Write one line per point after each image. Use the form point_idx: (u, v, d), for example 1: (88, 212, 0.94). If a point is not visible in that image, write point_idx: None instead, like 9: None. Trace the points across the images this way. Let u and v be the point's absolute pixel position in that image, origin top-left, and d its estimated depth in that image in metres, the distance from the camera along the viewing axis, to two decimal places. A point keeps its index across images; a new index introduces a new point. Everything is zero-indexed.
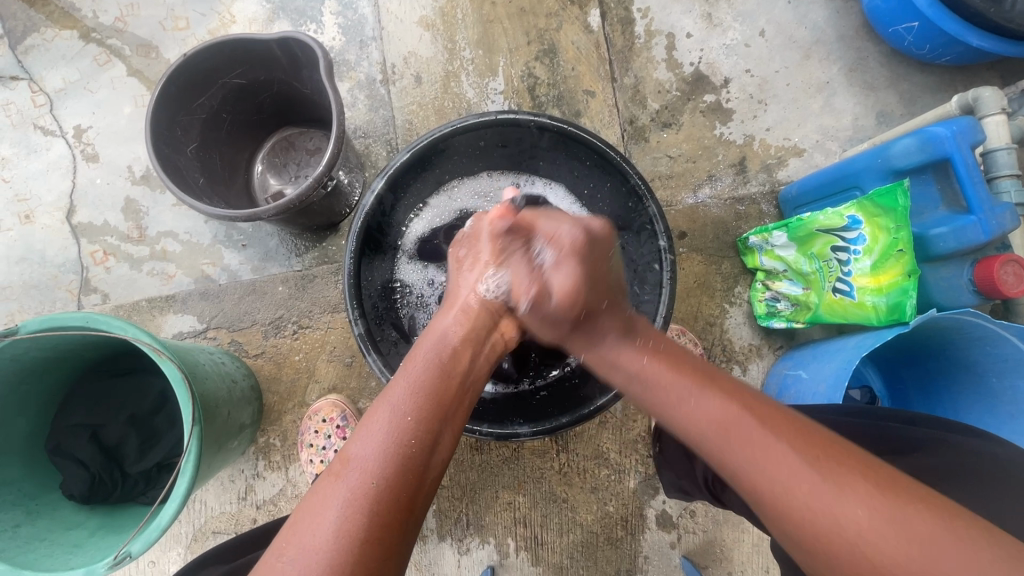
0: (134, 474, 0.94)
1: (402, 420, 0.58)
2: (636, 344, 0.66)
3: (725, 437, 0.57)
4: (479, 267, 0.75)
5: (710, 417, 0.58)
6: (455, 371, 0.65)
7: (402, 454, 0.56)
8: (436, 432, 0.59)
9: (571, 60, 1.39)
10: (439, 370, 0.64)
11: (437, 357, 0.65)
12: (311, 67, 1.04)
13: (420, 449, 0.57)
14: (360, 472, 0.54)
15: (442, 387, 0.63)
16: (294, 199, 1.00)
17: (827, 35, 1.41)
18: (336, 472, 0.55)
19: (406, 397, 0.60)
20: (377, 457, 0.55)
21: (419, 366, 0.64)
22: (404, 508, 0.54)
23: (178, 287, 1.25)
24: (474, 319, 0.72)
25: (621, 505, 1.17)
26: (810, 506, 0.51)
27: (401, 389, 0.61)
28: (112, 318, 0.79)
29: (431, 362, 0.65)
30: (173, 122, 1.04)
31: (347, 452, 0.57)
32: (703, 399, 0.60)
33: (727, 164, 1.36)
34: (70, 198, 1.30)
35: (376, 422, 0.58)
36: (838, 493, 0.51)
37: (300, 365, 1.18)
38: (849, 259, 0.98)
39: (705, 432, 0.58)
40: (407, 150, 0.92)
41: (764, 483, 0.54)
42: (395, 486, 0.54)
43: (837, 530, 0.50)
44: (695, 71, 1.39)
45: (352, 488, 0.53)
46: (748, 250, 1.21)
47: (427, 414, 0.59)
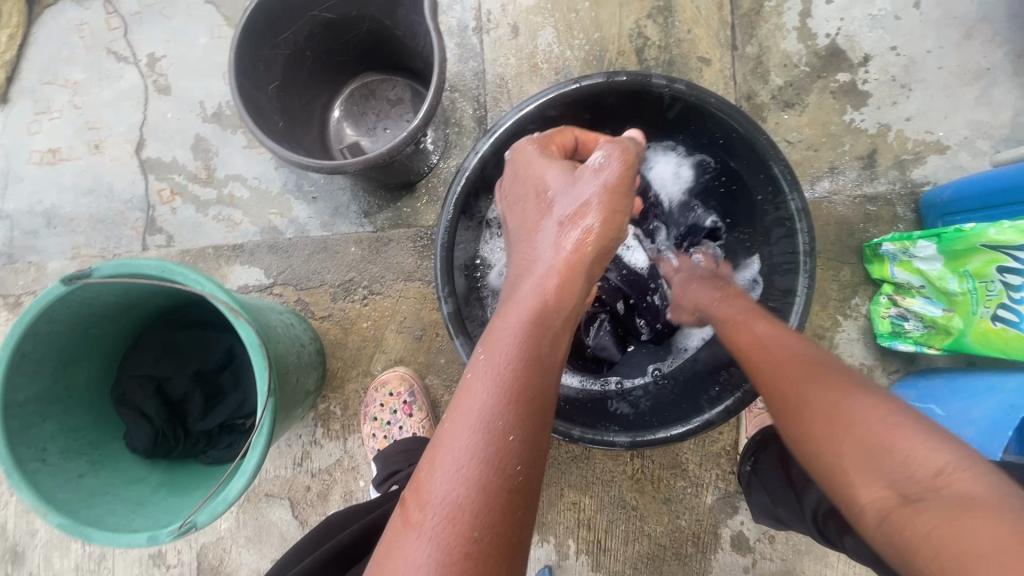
0: (197, 432, 0.89)
1: (500, 443, 0.48)
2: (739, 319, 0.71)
3: (777, 361, 0.63)
4: (592, 205, 0.59)
5: (780, 347, 0.64)
6: (545, 364, 0.53)
7: (504, 484, 0.47)
8: (538, 446, 0.50)
9: (688, 21, 1.22)
10: (531, 365, 0.52)
11: (530, 348, 0.52)
12: (411, 4, 0.93)
13: (524, 474, 0.48)
14: (455, 514, 0.46)
15: (536, 392, 0.51)
16: (382, 154, 0.90)
17: (996, 13, 1.20)
18: (418, 512, 0.47)
19: (499, 411, 0.49)
20: (469, 497, 0.46)
21: (503, 362, 0.52)
22: (508, 548, 0.46)
23: (244, 236, 1.18)
24: (567, 288, 0.56)
25: (694, 520, 1.08)
26: (830, 402, 0.55)
27: (486, 398, 0.50)
28: (190, 270, 0.71)
29: (521, 357, 0.52)
30: (257, 57, 0.94)
31: (429, 484, 0.48)
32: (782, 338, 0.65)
33: (855, 156, 1.19)
34: (140, 131, 1.23)
35: (460, 445, 0.48)
36: (857, 394, 0.55)
37: (366, 333, 1.10)
38: (1022, 284, 0.84)
39: (777, 356, 0.63)
40: (517, 109, 0.80)
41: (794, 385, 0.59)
42: (494, 530, 0.46)
43: (857, 422, 0.52)
44: (830, 44, 1.21)
45: (441, 538, 0.45)
46: (876, 258, 1.06)
47: (526, 430, 0.49)
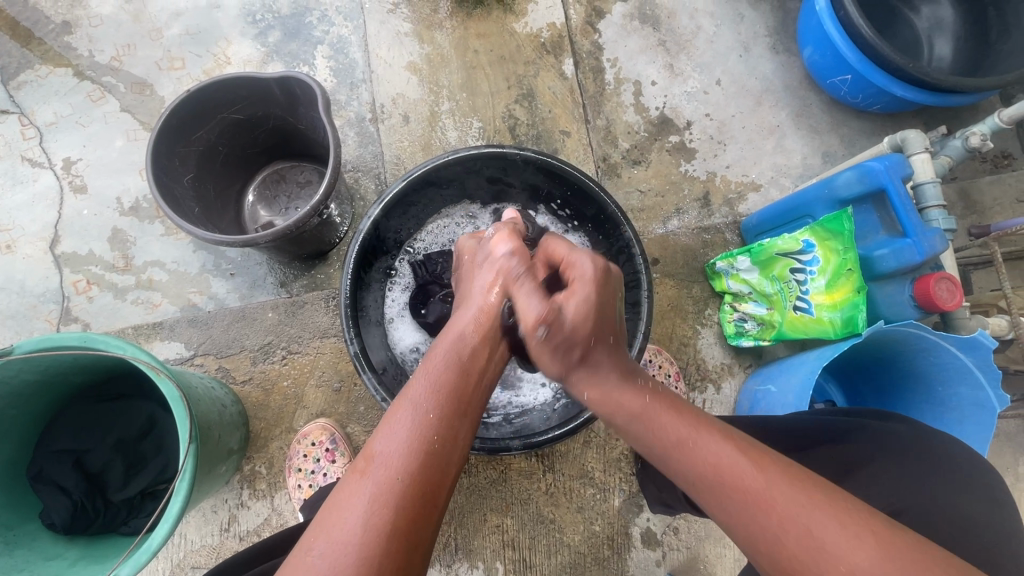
0: (117, 502, 0.91)
1: (423, 417, 0.59)
2: (615, 402, 0.65)
3: (723, 468, 0.57)
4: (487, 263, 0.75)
5: (720, 458, 0.58)
6: (474, 371, 0.65)
7: (426, 450, 0.58)
8: (458, 427, 0.61)
9: (548, 103, 1.50)
10: (459, 368, 0.65)
11: (458, 358, 0.65)
12: (309, 103, 1.11)
13: (442, 444, 0.59)
14: (384, 468, 0.56)
15: (460, 386, 0.63)
16: (290, 225, 1.04)
17: (774, 85, 1.58)
18: (360, 468, 0.57)
19: (427, 397, 0.61)
20: (401, 454, 0.57)
21: (439, 364, 0.64)
22: (424, 496, 0.56)
23: (163, 316, 1.25)
24: (492, 319, 0.69)
25: (607, 524, 1.20)
26: (801, 533, 0.52)
27: (422, 388, 0.62)
28: (110, 337, 0.80)
29: (450, 362, 0.65)
30: (171, 154, 1.07)
31: (371, 448, 0.58)
32: (729, 451, 0.58)
33: (693, 198, 1.47)
34: (55, 228, 1.30)
35: (399, 420, 0.59)
36: (813, 513, 0.52)
37: (287, 392, 1.18)
38: (806, 280, 1.08)
39: (680, 453, 0.59)
40: (402, 179, 0.98)
41: (743, 503, 0.55)
42: (420, 480, 0.56)
43: (822, 556, 0.50)
44: (660, 114, 1.53)
45: (377, 485, 0.55)
46: (716, 275, 1.32)
47: (447, 412, 0.60)
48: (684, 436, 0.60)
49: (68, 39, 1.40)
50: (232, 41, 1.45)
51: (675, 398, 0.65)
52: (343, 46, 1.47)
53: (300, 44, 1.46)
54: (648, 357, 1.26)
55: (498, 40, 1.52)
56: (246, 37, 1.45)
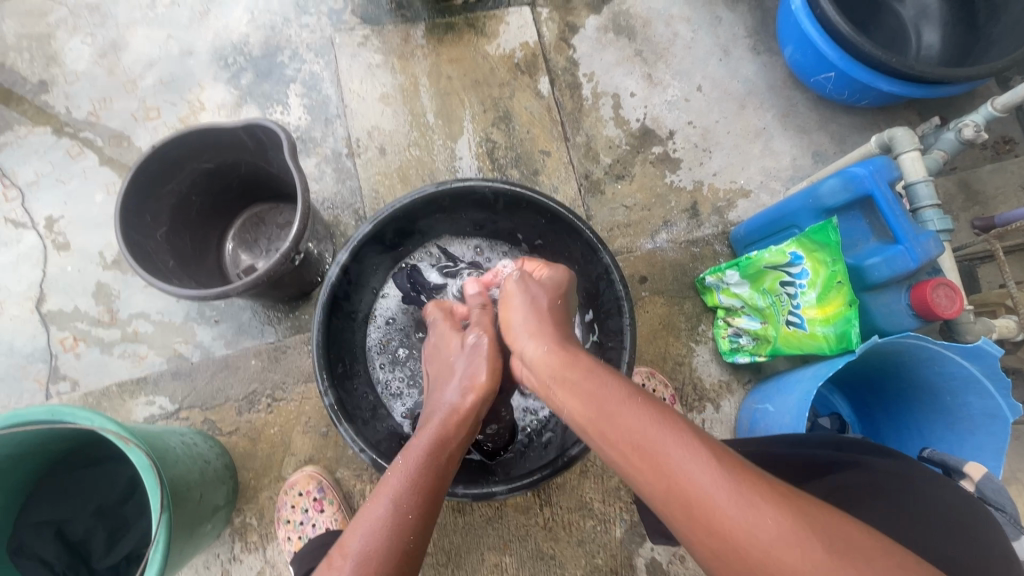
0: (101, 569, 0.90)
1: (402, 517, 0.62)
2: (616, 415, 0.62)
3: (675, 485, 0.55)
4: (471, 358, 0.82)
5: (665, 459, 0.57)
6: (447, 470, 0.69)
7: (400, 548, 0.60)
8: (430, 527, 0.63)
9: (525, 124, 1.48)
10: (438, 471, 0.67)
11: (435, 450, 0.69)
12: (276, 148, 1.10)
13: (416, 541, 0.61)
14: (359, 565, 0.57)
15: (436, 484, 0.66)
16: (264, 274, 1.02)
17: (758, 87, 1.54)
18: (335, 563, 0.58)
19: (403, 490, 0.64)
20: (378, 552, 0.59)
21: (413, 460, 0.67)
22: None
23: (149, 368, 1.24)
24: (466, 417, 0.75)
25: (609, 556, 1.15)
26: (735, 523, 0.52)
27: (399, 481, 0.65)
28: (79, 409, 0.79)
29: (425, 454, 0.68)
30: (142, 210, 1.07)
31: (346, 544, 0.60)
32: (692, 456, 0.56)
33: (680, 210, 1.43)
34: (41, 287, 1.30)
35: (372, 516, 0.62)
36: (760, 511, 0.52)
37: (275, 439, 1.17)
38: (796, 293, 1.04)
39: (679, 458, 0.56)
40: (369, 221, 0.96)
41: (686, 498, 0.55)
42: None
43: (751, 542, 0.51)
44: (641, 126, 1.50)
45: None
46: (707, 290, 1.28)
47: (424, 509, 0.63)
48: (629, 439, 0.60)
49: (45, 98, 1.41)
50: (206, 86, 1.45)
51: (659, 408, 0.62)
52: (317, 83, 1.47)
53: (273, 84, 1.46)
54: (641, 381, 1.22)
55: (471, 63, 1.50)
56: (219, 82, 1.45)
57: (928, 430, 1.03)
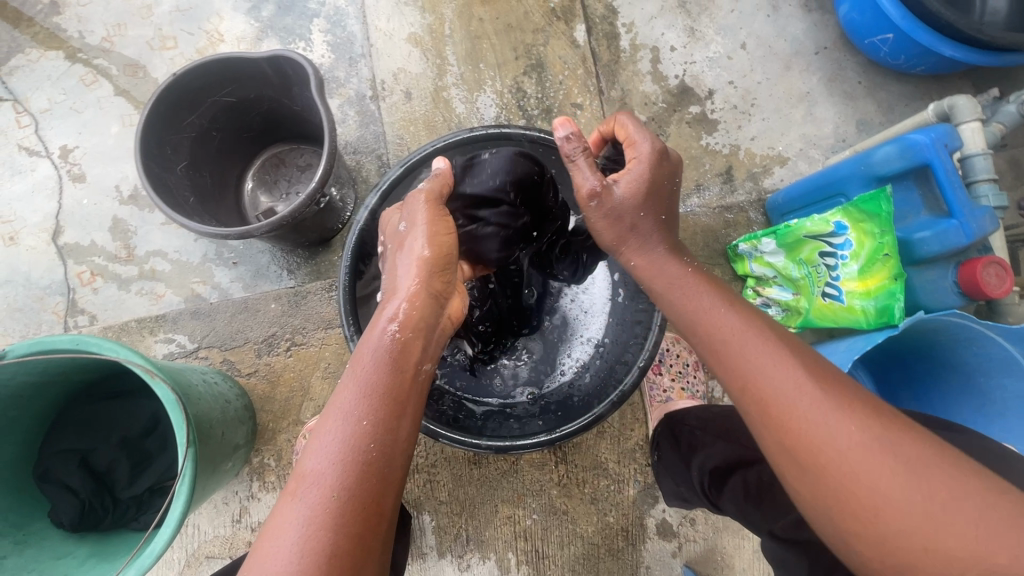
0: (125, 499, 0.91)
1: (356, 426, 0.57)
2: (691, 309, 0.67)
3: (755, 379, 0.58)
4: (417, 228, 0.74)
5: (728, 325, 0.63)
6: (409, 363, 0.64)
7: (361, 461, 0.55)
8: (393, 432, 0.58)
9: (558, 74, 1.41)
10: (390, 367, 0.62)
11: (386, 365, 0.62)
12: (302, 83, 1.04)
13: (379, 453, 0.57)
14: (319, 488, 0.54)
15: (394, 385, 0.61)
16: (287, 215, 0.99)
17: (805, 47, 1.45)
18: (292, 490, 0.55)
19: (357, 402, 0.59)
20: (334, 471, 0.55)
21: (367, 364, 0.62)
22: (368, 513, 0.54)
23: (167, 307, 1.23)
24: (418, 306, 0.68)
25: (621, 515, 1.17)
26: (813, 428, 0.53)
27: (350, 393, 0.59)
28: (102, 339, 0.76)
29: (379, 359, 0.62)
30: (163, 141, 1.03)
31: (302, 468, 0.56)
32: (781, 360, 0.58)
33: (714, 173, 1.38)
34: (56, 219, 1.28)
35: (329, 437, 0.56)
36: (841, 418, 0.53)
37: (294, 384, 1.17)
38: (836, 264, 1.00)
39: (764, 366, 0.58)
40: (400, 164, 0.93)
41: (753, 362, 0.59)
42: (360, 489, 0.55)
43: (829, 442, 0.52)
44: (680, 83, 1.42)
45: (310, 507, 0.53)
46: (738, 258, 1.24)
47: (379, 416, 0.58)
48: (704, 305, 0.66)
49: (57, 20, 1.34)
50: (225, 16, 1.37)
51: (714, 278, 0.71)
52: (341, 19, 1.39)
53: (296, 18, 1.38)
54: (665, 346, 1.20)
55: (505, 6, 1.42)
56: (238, 12, 1.38)
57: (954, 410, 1.01)
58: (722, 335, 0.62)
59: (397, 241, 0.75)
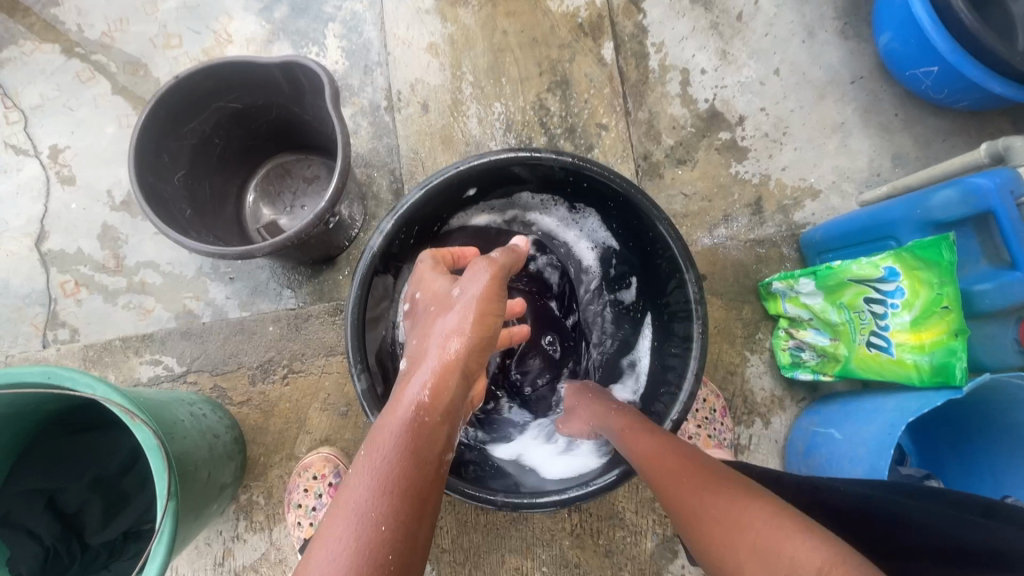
0: (95, 546, 0.81)
1: (373, 530, 0.51)
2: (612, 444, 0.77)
3: (664, 485, 0.68)
4: (472, 289, 0.68)
5: (636, 441, 0.73)
6: (431, 453, 0.59)
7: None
8: (413, 535, 0.53)
9: (584, 93, 1.34)
10: (414, 459, 0.57)
11: (409, 454, 0.57)
12: (315, 92, 0.97)
13: (396, 563, 0.50)
14: None
15: (415, 480, 0.56)
16: (292, 236, 0.91)
17: (841, 76, 1.39)
18: None
19: (375, 500, 0.53)
20: None
21: (387, 456, 0.56)
22: None
23: (156, 324, 1.14)
24: (445, 386, 0.63)
25: (637, 571, 1.08)
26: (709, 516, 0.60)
27: (367, 489, 0.54)
28: (79, 372, 0.68)
29: (401, 450, 0.57)
30: (160, 148, 0.95)
31: None
32: (668, 460, 0.69)
33: (743, 204, 1.31)
34: (41, 223, 1.19)
35: (342, 540, 0.51)
36: (712, 500, 0.62)
37: (290, 414, 1.08)
38: (886, 313, 0.92)
39: (658, 476, 0.68)
40: (420, 187, 0.84)
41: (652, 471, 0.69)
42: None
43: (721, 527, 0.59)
44: (710, 108, 1.36)
45: None
46: (771, 296, 1.16)
47: (399, 520, 0.52)
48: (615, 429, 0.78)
49: (55, 11, 1.26)
50: (234, 16, 1.30)
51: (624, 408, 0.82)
52: (357, 24, 1.32)
53: (309, 21, 1.31)
54: None
55: (530, 19, 1.35)
56: (249, 13, 1.30)
57: (1004, 476, 0.94)
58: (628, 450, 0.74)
59: (444, 305, 0.70)
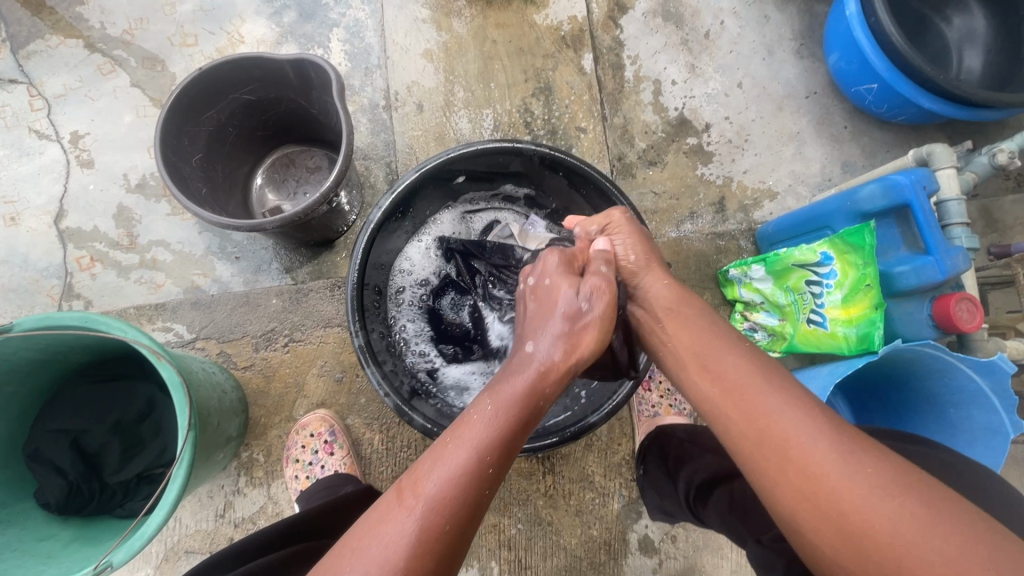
0: (113, 485, 0.90)
1: (481, 466, 0.58)
2: (715, 351, 0.67)
3: (770, 426, 0.58)
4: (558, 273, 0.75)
5: (738, 366, 0.64)
6: (534, 420, 0.64)
7: (474, 497, 0.57)
8: (502, 482, 0.60)
9: (565, 98, 1.47)
10: (525, 420, 0.63)
11: (524, 413, 0.63)
12: (322, 87, 1.08)
13: (487, 498, 0.58)
14: (432, 508, 0.56)
15: (518, 438, 0.62)
16: (299, 212, 1.01)
17: (797, 91, 1.54)
18: (407, 498, 0.57)
19: (486, 442, 0.60)
20: (452, 497, 0.57)
21: (506, 415, 0.62)
22: (459, 545, 0.56)
23: (166, 297, 1.24)
24: (563, 375, 0.66)
25: (604, 529, 1.18)
26: (837, 477, 0.54)
27: (483, 428, 0.60)
28: (112, 319, 0.78)
29: (516, 414, 0.62)
30: (181, 133, 1.05)
31: (422, 482, 0.57)
32: (786, 408, 0.59)
33: (708, 203, 1.44)
34: (60, 203, 1.28)
35: (453, 464, 0.58)
36: (861, 462, 0.54)
37: (288, 380, 1.17)
38: (821, 293, 1.06)
39: (778, 408, 0.59)
40: (415, 170, 0.96)
41: (746, 400, 0.61)
42: (463, 516, 0.57)
43: (852, 485, 0.53)
44: (679, 115, 1.50)
45: (420, 524, 0.55)
46: (728, 282, 1.30)
47: (501, 464, 0.59)
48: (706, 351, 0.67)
49: (80, 10, 1.37)
50: (246, 19, 1.42)
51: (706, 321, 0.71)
52: (359, 30, 1.44)
53: (316, 26, 1.43)
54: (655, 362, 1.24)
55: (518, 31, 1.49)
56: (260, 16, 1.42)
57: None
58: (724, 372, 0.64)
59: (548, 295, 0.74)
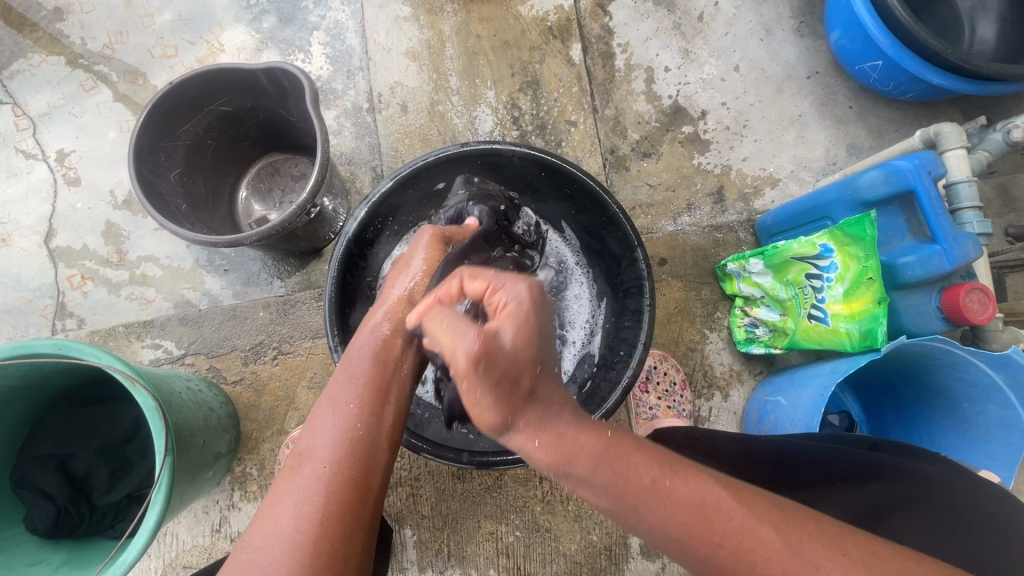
0: (103, 506, 0.90)
1: (347, 408, 0.64)
2: (621, 478, 0.55)
3: (702, 510, 0.54)
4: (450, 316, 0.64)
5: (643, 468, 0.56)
6: (392, 358, 0.71)
7: (354, 437, 0.62)
8: (379, 414, 0.65)
9: (554, 91, 1.43)
10: (378, 360, 0.70)
11: (377, 354, 0.71)
12: (296, 94, 1.06)
13: (367, 431, 0.63)
14: (315, 462, 0.60)
15: (381, 372, 0.69)
16: (278, 224, 0.99)
17: (798, 72, 1.47)
18: (291, 465, 0.61)
19: (348, 389, 0.66)
20: (334, 448, 0.61)
21: (361, 362, 0.70)
22: (359, 489, 0.60)
23: (156, 312, 1.23)
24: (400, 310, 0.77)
25: (604, 534, 1.16)
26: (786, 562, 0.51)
27: (341, 381, 0.68)
28: (87, 345, 0.77)
29: (369, 355, 0.70)
30: (157, 148, 1.04)
31: (300, 446, 0.62)
32: (704, 490, 0.55)
33: (705, 193, 1.39)
34: (49, 222, 1.28)
35: (323, 418, 0.64)
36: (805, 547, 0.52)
37: (279, 393, 1.17)
38: (822, 286, 1.01)
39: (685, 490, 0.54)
40: (391, 177, 0.93)
41: (682, 525, 0.54)
42: (351, 471, 0.60)
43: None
44: (673, 103, 1.44)
45: (307, 478, 0.59)
46: (727, 277, 1.25)
47: (368, 400, 0.65)
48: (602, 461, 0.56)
49: (60, 26, 1.36)
50: (226, 26, 1.39)
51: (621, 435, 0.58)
52: (340, 32, 1.41)
53: (296, 30, 1.40)
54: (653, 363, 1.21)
55: (502, 23, 1.44)
56: (240, 23, 1.40)
57: (939, 436, 1.01)
58: (626, 487, 0.55)
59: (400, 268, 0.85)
